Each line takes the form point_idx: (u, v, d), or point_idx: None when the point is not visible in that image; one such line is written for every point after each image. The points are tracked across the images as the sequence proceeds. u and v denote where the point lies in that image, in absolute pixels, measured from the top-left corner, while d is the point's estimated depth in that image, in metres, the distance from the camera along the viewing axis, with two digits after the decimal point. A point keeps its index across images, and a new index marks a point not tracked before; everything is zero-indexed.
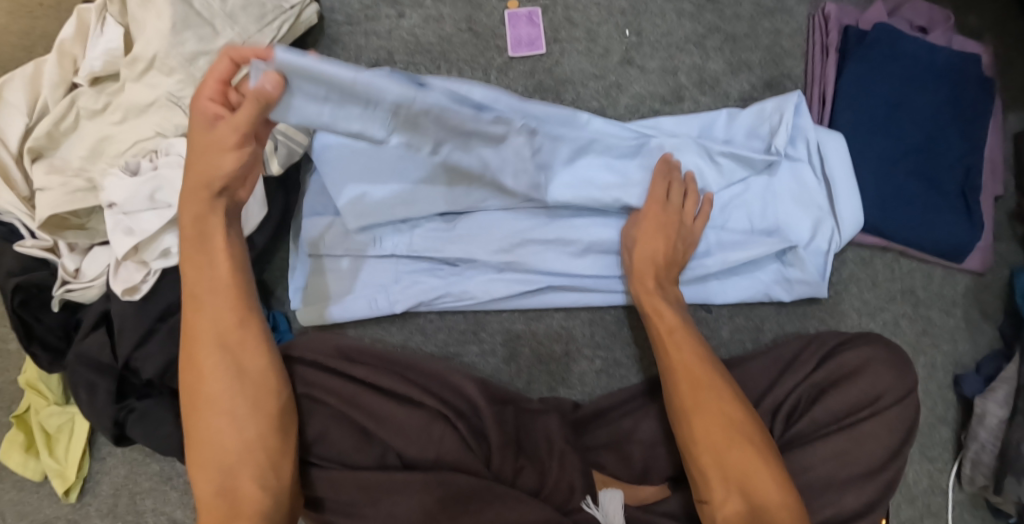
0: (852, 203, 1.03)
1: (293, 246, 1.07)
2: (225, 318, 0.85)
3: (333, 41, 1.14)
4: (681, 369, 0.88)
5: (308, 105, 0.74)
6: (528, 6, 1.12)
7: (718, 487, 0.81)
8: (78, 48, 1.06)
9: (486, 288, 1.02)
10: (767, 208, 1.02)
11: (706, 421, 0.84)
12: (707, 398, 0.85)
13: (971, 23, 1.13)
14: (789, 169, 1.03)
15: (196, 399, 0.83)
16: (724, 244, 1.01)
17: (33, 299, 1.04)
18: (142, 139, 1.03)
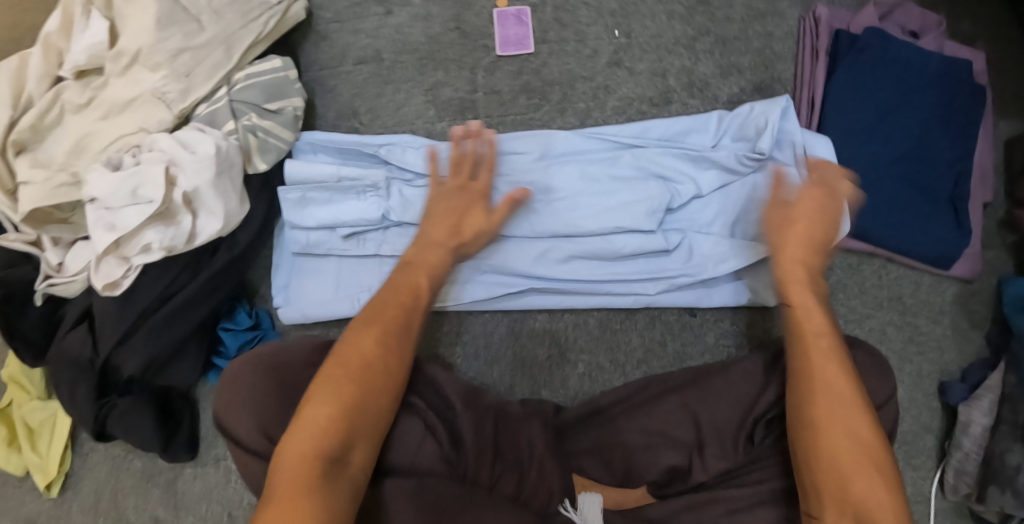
0: (839, 211, 1.00)
1: (277, 245, 1.08)
2: (402, 303, 0.84)
3: (321, 37, 1.13)
4: (819, 359, 0.78)
5: (318, 204, 1.03)
6: (516, 5, 1.12)
7: (831, 508, 0.72)
8: (63, 41, 1.05)
9: (467, 290, 1.03)
10: (754, 211, 1.00)
11: (829, 401, 0.76)
12: (832, 384, 0.76)
13: (964, 28, 1.12)
14: (774, 171, 1.01)
15: (374, 368, 0.79)
16: (710, 247, 0.99)
17: (16, 294, 1.04)
18: (125, 133, 1.01)
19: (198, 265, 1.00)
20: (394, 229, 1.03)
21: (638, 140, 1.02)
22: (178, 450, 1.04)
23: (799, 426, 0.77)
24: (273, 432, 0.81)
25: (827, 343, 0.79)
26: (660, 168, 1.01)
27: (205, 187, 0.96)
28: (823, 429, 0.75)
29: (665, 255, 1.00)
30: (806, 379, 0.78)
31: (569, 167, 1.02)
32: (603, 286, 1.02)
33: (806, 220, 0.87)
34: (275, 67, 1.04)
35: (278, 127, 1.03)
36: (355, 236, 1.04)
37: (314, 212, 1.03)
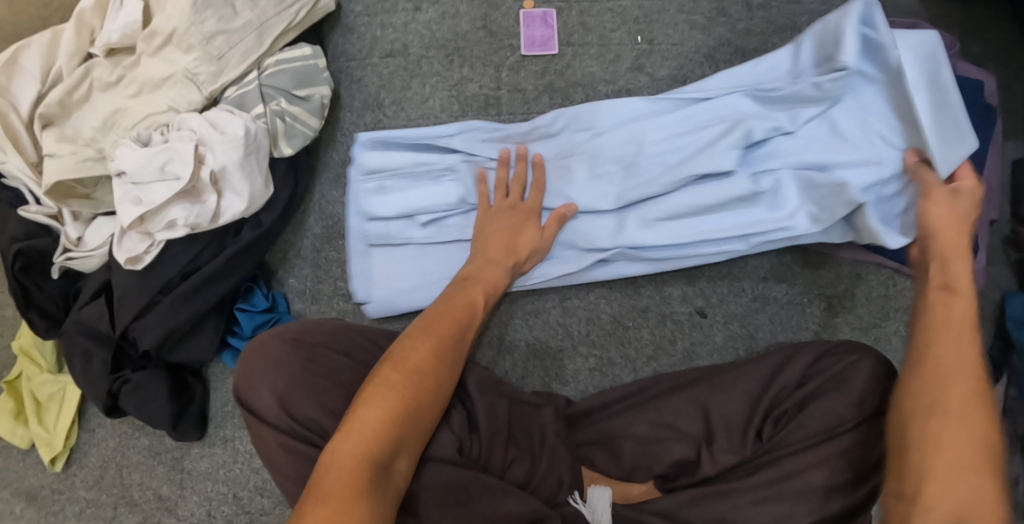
0: (954, 131, 0.91)
1: (349, 232, 1.07)
2: (461, 322, 0.87)
3: (349, 29, 1.15)
4: (948, 347, 0.74)
5: (398, 193, 1.04)
6: (543, 7, 1.14)
7: (932, 493, 0.68)
8: (97, 19, 1.07)
9: (559, 266, 1.03)
10: (844, 147, 0.96)
11: (957, 397, 0.71)
12: (970, 381, 0.71)
13: (973, 52, 1.15)
14: (853, 100, 0.97)
15: (430, 380, 0.81)
16: (804, 193, 0.96)
17: (34, 265, 1.05)
18: (155, 112, 1.03)
19: (221, 243, 1.01)
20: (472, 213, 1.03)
21: (708, 92, 1.00)
22: (186, 428, 1.06)
23: (916, 412, 0.72)
24: (291, 404, 0.82)
25: (958, 332, 0.74)
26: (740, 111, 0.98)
27: (232, 167, 0.97)
28: (942, 416, 0.70)
29: (756, 202, 0.98)
30: (937, 373, 0.73)
31: (638, 131, 1.00)
32: (692, 247, 1.00)
33: (948, 222, 0.85)
34: (306, 55, 1.06)
35: (305, 114, 1.04)
36: (435, 223, 1.04)
37: (391, 200, 1.04)
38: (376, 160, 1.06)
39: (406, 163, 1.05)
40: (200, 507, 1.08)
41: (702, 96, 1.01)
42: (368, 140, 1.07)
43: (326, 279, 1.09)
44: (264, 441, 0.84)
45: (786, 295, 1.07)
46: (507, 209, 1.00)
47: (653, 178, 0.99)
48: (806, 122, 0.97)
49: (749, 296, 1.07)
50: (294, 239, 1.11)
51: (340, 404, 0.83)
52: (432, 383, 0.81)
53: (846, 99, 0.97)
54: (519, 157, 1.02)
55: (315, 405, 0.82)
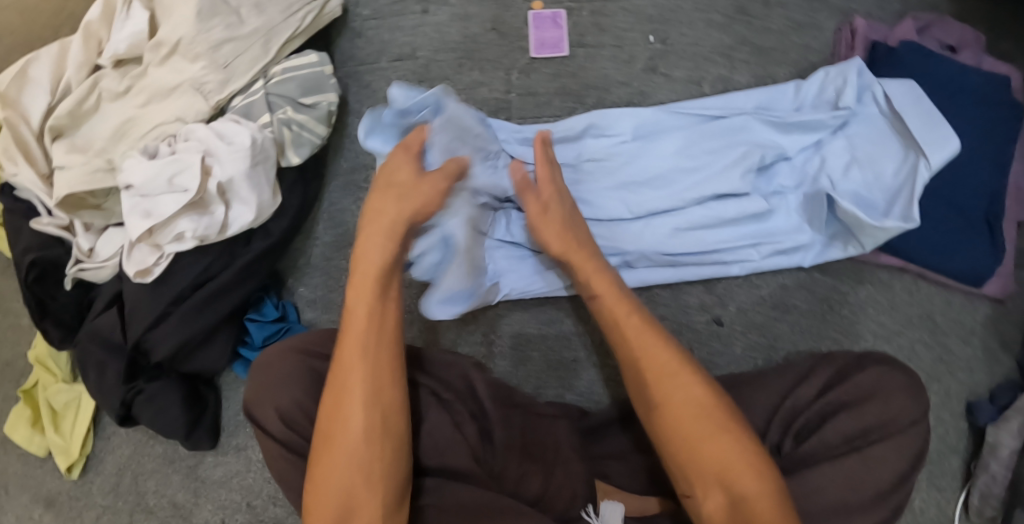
0: (936, 133, 0.96)
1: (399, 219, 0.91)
2: (342, 370, 0.78)
3: (357, 34, 1.13)
4: (650, 361, 0.81)
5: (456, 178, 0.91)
6: (553, 8, 1.11)
7: (698, 483, 0.76)
8: (105, 30, 1.06)
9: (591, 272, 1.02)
10: (850, 164, 1.01)
11: (696, 427, 0.77)
12: (703, 406, 0.78)
13: (1001, 47, 1.11)
14: (859, 123, 1.02)
15: (334, 446, 0.76)
16: (808, 209, 1.01)
17: (49, 274, 1.06)
18: (163, 122, 1.02)
19: (230, 254, 1.00)
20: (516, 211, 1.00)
21: (723, 112, 1.04)
22: (201, 435, 1.07)
23: (664, 428, 0.79)
24: (293, 422, 0.82)
25: (666, 361, 0.81)
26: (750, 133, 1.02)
27: (238, 178, 0.97)
28: (697, 445, 0.76)
29: (767, 220, 1.02)
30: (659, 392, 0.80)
31: (657, 142, 1.02)
32: (707, 257, 1.03)
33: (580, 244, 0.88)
34: (312, 62, 1.04)
35: (313, 121, 1.03)
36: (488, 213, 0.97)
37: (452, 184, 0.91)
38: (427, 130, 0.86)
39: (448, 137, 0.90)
40: (213, 515, 1.09)
41: (718, 111, 1.05)
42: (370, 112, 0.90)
43: (337, 287, 1.08)
44: (275, 463, 0.83)
45: (807, 302, 1.05)
46: (411, 168, 0.83)
47: (667, 188, 1.01)
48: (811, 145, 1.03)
49: (769, 304, 1.05)
50: (304, 247, 1.10)
51: None
52: (349, 453, 0.75)
53: (853, 122, 1.02)
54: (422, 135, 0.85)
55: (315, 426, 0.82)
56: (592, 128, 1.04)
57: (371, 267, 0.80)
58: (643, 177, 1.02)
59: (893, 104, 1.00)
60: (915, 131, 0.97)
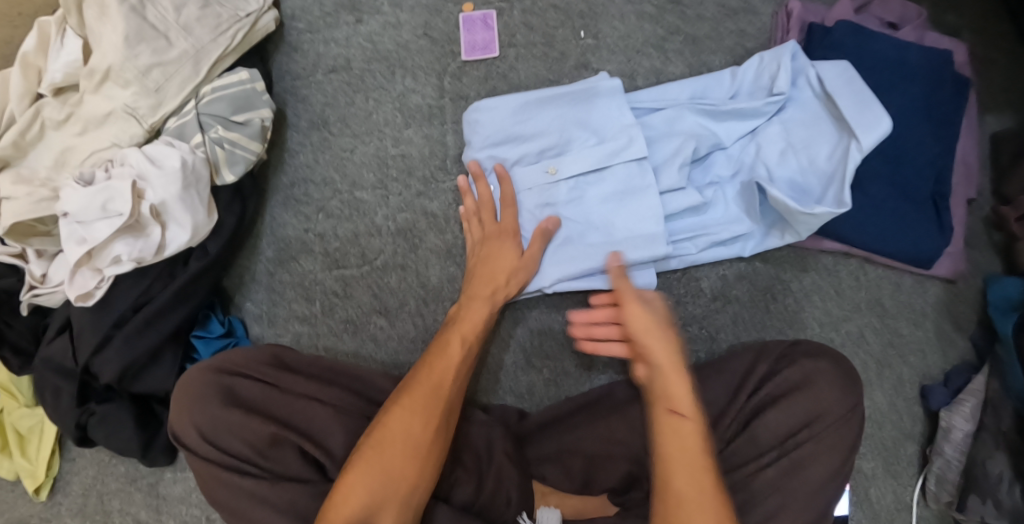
0: (869, 113, 0.94)
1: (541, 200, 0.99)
2: (445, 377, 0.89)
3: (293, 48, 1.14)
4: (681, 447, 0.80)
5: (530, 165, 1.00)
6: (484, 10, 1.11)
7: None
8: (41, 59, 1.08)
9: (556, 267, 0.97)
10: (785, 151, 0.99)
11: (693, 478, 0.78)
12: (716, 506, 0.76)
13: (946, 20, 1.07)
14: (795, 109, 1.00)
15: (402, 436, 0.85)
16: (744, 198, 0.99)
17: (3, 303, 1.09)
18: (99, 149, 1.04)
19: (170, 275, 1.02)
20: (549, 188, 0.99)
21: (656, 105, 1.01)
22: (157, 454, 1.08)
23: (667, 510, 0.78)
24: (219, 439, 0.86)
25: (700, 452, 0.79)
26: (683, 124, 1.00)
27: (172, 200, 0.98)
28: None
29: (703, 212, 1.00)
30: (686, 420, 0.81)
31: (604, 139, 0.98)
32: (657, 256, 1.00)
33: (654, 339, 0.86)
34: (241, 80, 1.06)
35: (246, 139, 1.04)
36: (556, 183, 0.99)
37: (527, 167, 1.00)
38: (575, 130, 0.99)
39: (538, 131, 1.00)
40: None
41: (652, 104, 1.02)
42: (499, 113, 1.00)
43: (281, 301, 1.09)
44: (208, 480, 0.87)
45: (749, 293, 1.04)
46: (511, 250, 0.96)
47: (618, 193, 0.97)
48: (747, 134, 1.01)
49: (708, 295, 1.04)
50: (248, 263, 1.11)
51: (264, 439, 0.86)
52: (410, 449, 0.84)
53: (789, 108, 1.01)
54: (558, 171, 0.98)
55: (241, 441, 0.86)
56: (545, 115, 1.00)
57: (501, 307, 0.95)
58: (599, 178, 0.98)
59: (826, 87, 0.98)
60: (847, 113, 0.95)
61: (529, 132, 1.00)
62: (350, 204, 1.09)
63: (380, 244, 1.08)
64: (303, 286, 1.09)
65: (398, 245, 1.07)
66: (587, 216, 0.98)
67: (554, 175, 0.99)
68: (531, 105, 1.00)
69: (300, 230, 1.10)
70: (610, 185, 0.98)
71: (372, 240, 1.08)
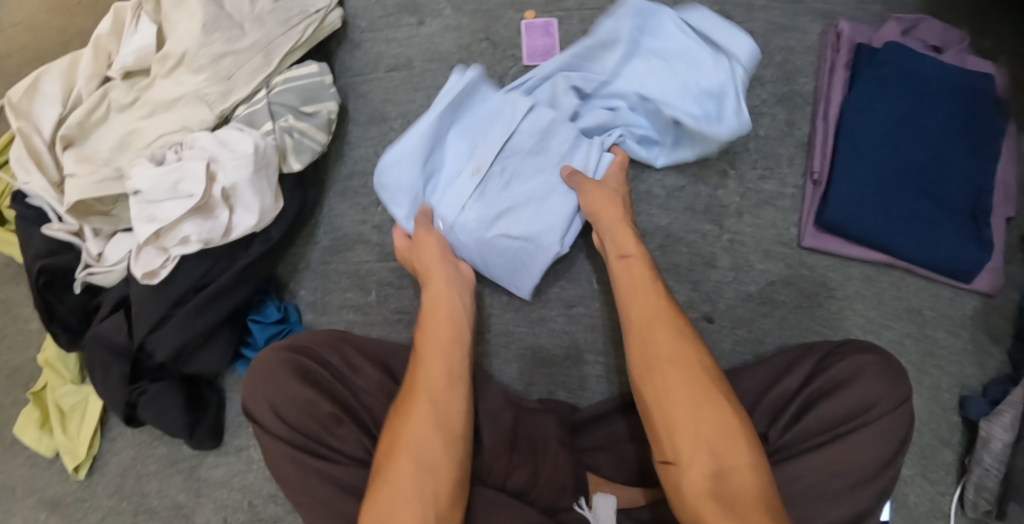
0: (728, 35, 0.97)
1: (478, 194, 1.00)
2: (436, 376, 0.85)
3: (354, 46, 1.17)
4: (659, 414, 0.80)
5: (456, 173, 1.01)
6: (545, 17, 1.14)
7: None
8: (113, 44, 1.11)
9: (532, 240, 1.00)
10: (665, 75, 0.99)
11: (686, 441, 0.77)
12: (717, 462, 0.75)
13: (984, 46, 1.12)
14: (656, 34, 1.00)
15: (398, 433, 0.81)
16: (653, 120, 1.02)
17: (57, 280, 1.09)
18: (167, 132, 1.06)
19: (231, 258, 1.04)
20: (487, 185, 1.00)
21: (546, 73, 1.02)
22: (203, 437, 1.09)
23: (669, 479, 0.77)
24: (285, 412, 0.87)
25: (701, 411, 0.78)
26: (560, 62, 1.01)
27: (242, 184, 1.00)
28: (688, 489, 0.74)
29: (611, 131, 1.04)
30: (672, 425, 0.78)
31: (487, 129, 1.00)
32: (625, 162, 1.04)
33: (637, 267, 0.91)
34: (312, 72, 1.09)
35: (314, 129, 1.07)
36: (486, 181, 1.00)
37: (452, 180, 1.01)
38: (464, 131, 1.02)
39: (443, 147, 1.01)
40: (215, 513, 1.11)
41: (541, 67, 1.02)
42: (398, 153, 0.99)
43: (335, 290, 1.11)
44: (273, 457, 0.87)
45: (793, 298, 1.07)
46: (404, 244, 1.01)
47: (538, 162, 1.00)
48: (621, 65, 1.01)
49: (756, 300, 1.07)
50: (303, 251, 1.13)
51: (326, 413, 0.87)
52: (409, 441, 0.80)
53: (652, 36, 1.00)
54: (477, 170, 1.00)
55: (304, 414, 0.87)
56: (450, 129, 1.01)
57: (452, 277, 0.96)
58: (512, 155, 1.00)
59: (694, 21, 0.99)
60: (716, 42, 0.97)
61: (443, 147, 1.01)
62: None
63: None
64: (358, 275, 1.11)
65: None
66: (538, 175, 1.01)
67: (479, 176, 1.00)
68: (424, 121, 0.98)
69: (357, 221, 1.12)
70: (537, 137, 1.00)
71: None
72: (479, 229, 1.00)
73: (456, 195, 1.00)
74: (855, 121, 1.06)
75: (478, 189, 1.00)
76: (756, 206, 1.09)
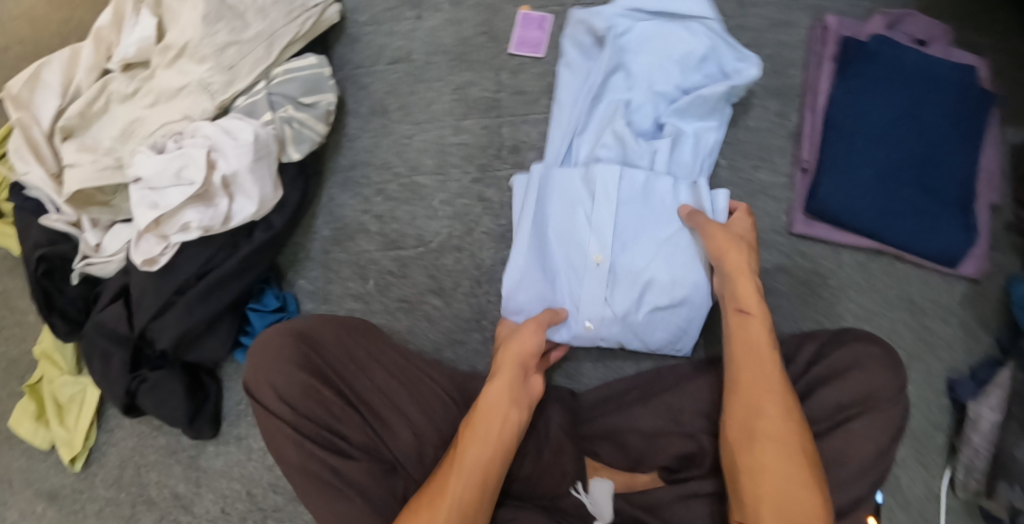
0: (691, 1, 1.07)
1: (604, 271, 1.00)
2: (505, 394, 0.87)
3: (355, 39, 1.19)
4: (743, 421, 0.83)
5: (581, 260, 1.01)
6: (542, 11, 1.16)
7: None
8: (114, 35, 1.12)
9: (676, 273, 0.99)
10: (671, 63, 1.06)
11: (774, 453, 0.79)
12: (791, 476, 0.78)
13: (970, 40, 1.15)
14: (629, 35, 1.08)
15: (467, 448, 0.82)
16: (697, 109, 1.06)
17: (56, 270, 1.09)
18: (170, 121, 1.07)
19: (233, 246, 1.04)
20: (620, 267, 1.00)
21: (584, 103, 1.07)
22: (202, 426, 1.09)
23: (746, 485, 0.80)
24: (288, 396, 0.87)
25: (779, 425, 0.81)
26: (578, 96, 1.09)
27: (242, 172, 1.01)
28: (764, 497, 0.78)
29: (681, 140, 1.06)
30: (758, 440, 0.81)
31: (583, 197, 1.02)
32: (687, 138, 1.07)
33: (733, 258, 0.91)
34: (312, 64, 1.10)
35: (313, 120, 1.08)
36: (618, 263, 1.01)
37: (585, 268, 1.01)
38: (568, 205, 1.02)
39: (555, 241, 1.02)
40: (214, 504, 1.11)
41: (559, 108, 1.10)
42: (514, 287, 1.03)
43: (335, 279, 1.12)
44: (276, 443, 0.87)
45: (788, 285, 1.09)
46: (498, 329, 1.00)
47: (643, 206, 1.01)
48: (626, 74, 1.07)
49: None
50: (304, 241, 1.14)
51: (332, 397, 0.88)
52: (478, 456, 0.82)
53: (630, 35, 1.08)
54: (594, 254, 1.00)
55: (308, 399, 0.87)
56: (547, 219, 1.03)
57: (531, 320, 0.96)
58: (621, 214, 1.01)
59: (643, 9, 1.08)
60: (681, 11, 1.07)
61: (556, 243, 1.02)
62: (407, 188, 1.13)
63: (437, 227, 1.12)
64: (358, 265, 1.12)
65: (453, 228, 1.11)
66: (652, 236, 1.01)
67: (602, 256, 1.00)
68: (523, 225, 1.04)
69: (358, 211, 1.13)
70: (637, 197, 1.01)
71: (429, 223, 1.12)
72: (621, 314, 1.01)
73: (594, 282, 1.00)
74: (845, 111, 1.09)
75: (609, 268, 1.00)
76: (750, 195, 1.11)
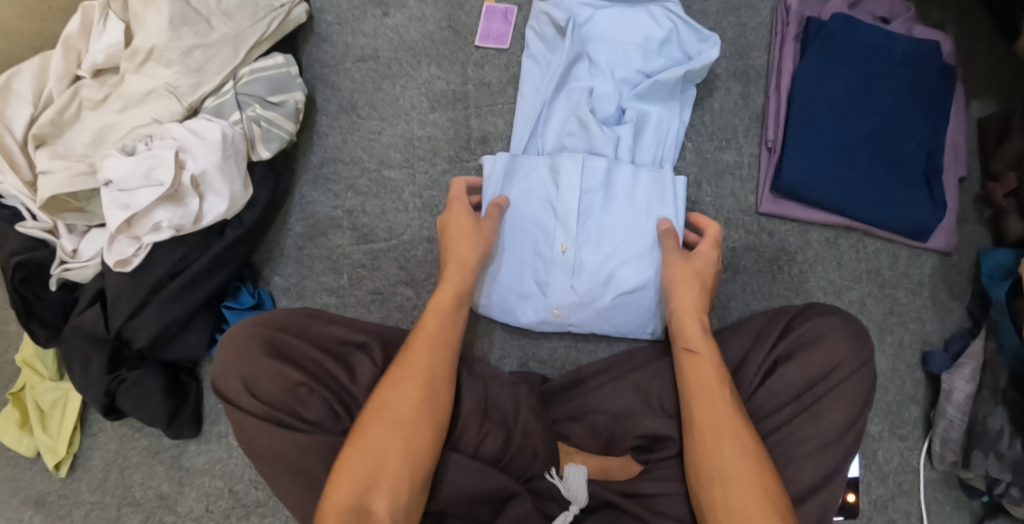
0: None
1: (568, 261, 1.01)
2: (432, 359, 0.89)
3: (321, 38, 1.20)
4: (702, 416, 0.86)
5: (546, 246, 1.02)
6: (505, 3, 1.17)
7: None
8: (83, 43, 1.12)
9: (642, 265, 1.01)
10: (631, 52, 1.07)
11: (728, 448, 0.83)
12: (749, 473, 0.82)
13: (931, 15, 1.16)
14: (591, 25, 1.09)
15: (387, 414, 0.84)
16: (657, 96, 1.07)
17: (34, 276, 1.10)
18: (138, 125, 1.09)
19: (206, 243, 1.06)
20: (582, 250, 1.02)
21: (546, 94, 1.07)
22: (182, 425, 1.10)
23: (704, 482, 0.84)
24: (257, 385, 0.88)
25: (729, 427, 0.84)
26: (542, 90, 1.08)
27: (211, 171, 1.02)
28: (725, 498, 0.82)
29: (643, 131, 1.08)
30: (711, 440, 0.85)
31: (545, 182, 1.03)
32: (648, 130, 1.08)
33: (688, 286, 0.95)
34: (278, 64, 1.11)
35: (281, 118, 1.09)
36: (582, 247, 1.02)
37: (548, 255, 1.02)
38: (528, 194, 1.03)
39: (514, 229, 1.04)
40: (198, 502, 1.12)
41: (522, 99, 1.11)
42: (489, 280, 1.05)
43: (309, 275, 1.14)
44: (246, 430, 0.88)
45: (755, 263, 1.10)
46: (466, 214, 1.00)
47: (606, 195, 1.02)
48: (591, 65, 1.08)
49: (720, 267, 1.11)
50: (278, 239, 1.15)
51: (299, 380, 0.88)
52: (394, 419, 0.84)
53: (590, 25, 1.09)
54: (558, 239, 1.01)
55: (276, 387, 0.88)
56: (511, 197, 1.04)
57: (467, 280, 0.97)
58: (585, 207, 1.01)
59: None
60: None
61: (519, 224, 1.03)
62: (377, 182, 1.15)
63: (407, 220, 1.13)
64: (331, 259, 1.14)
65: (423, 220, 1.13)
66: (617, 227, 1.02)
67: (563, 245, 1.01)
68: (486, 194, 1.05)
69: (329, 207, 1.15)
70: (601, 186, 1.01)
71: (399, 216, 1.14)
72: (589, 301, 1.03)
73: (563, 272, 1.02)
74: (806, 91, 1.09)
75: (572, 256, 1.01)
76: (716, 176, 1.12)
